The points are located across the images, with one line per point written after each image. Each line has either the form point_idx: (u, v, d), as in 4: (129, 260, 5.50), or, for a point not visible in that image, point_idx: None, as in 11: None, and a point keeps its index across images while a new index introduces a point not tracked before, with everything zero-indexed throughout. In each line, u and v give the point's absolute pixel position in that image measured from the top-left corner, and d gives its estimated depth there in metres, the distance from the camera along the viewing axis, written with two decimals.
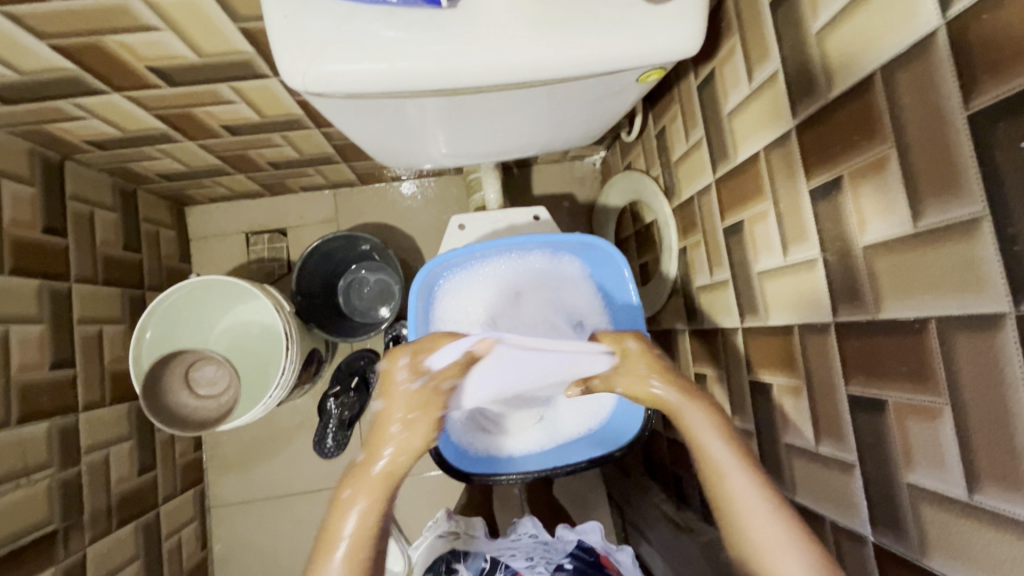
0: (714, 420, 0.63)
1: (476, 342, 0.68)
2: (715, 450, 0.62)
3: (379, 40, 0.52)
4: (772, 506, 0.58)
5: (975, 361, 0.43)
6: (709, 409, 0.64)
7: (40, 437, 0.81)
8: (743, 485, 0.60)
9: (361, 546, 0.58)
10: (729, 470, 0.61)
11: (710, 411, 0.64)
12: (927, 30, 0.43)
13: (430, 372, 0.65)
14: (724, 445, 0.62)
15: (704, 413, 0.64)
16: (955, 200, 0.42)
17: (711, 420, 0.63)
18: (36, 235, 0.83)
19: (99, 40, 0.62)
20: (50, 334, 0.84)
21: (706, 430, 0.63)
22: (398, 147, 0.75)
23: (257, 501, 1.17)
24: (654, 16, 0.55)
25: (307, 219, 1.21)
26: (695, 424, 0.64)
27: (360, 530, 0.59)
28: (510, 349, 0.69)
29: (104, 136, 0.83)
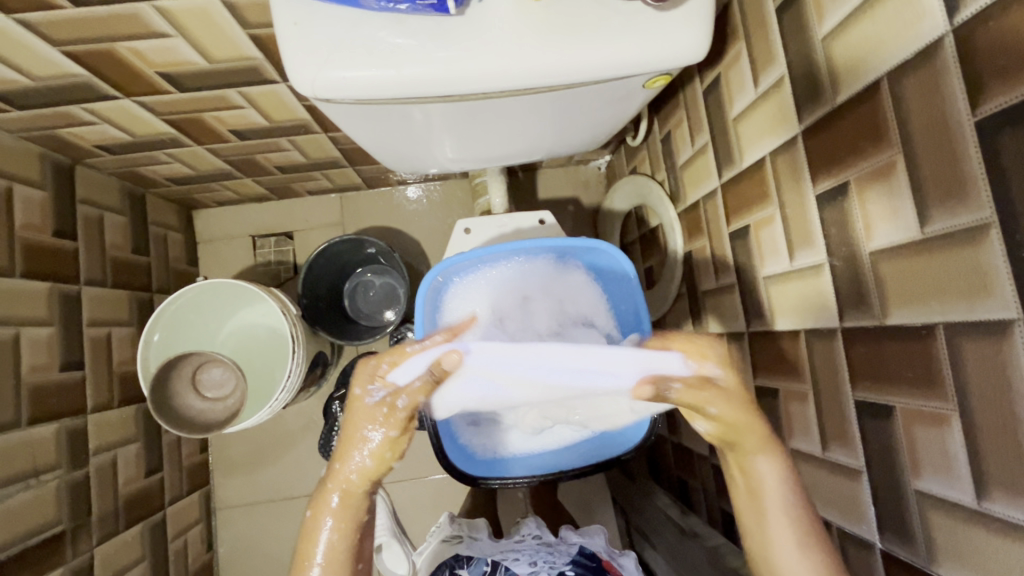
0: (781, 470, 0.60)
1: (444, 358, 0.64)
2: (770, 500, 0.60)
3: (388, 47, 0.52)
4: (807, 539, 0.57)
5: (983, 368, 0.43)
6: (771, 454, 0.60)
7: (49, 439, 0.81)
8: (777, 517, 0.59)
9: (335, 565, 0.60)
10: (772, 507, 0.59)
11: (780, 463, 0.60)
12: (934, 36, 0.43)
13: (396, 387, 0.63)
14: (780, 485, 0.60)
15: (769, 459, 0.60)
16: (962, 207, 0.42)
17: (776, 466, 0.60)
18: (47, 238, 0.83)
19: (111, 46, 0.63)
20: (59, 336, 0.85)
21: (774, 479, 0.60)
22: (405, 152, 0.75)
23: (262, 503, 1.18)
24: (661, 22, 0.55)
25: (313, 223, 1.21)
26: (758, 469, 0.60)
27: (332, 548, 0.60)
28: (480, 363, 0.64)
29: (114, 141, 0.84)
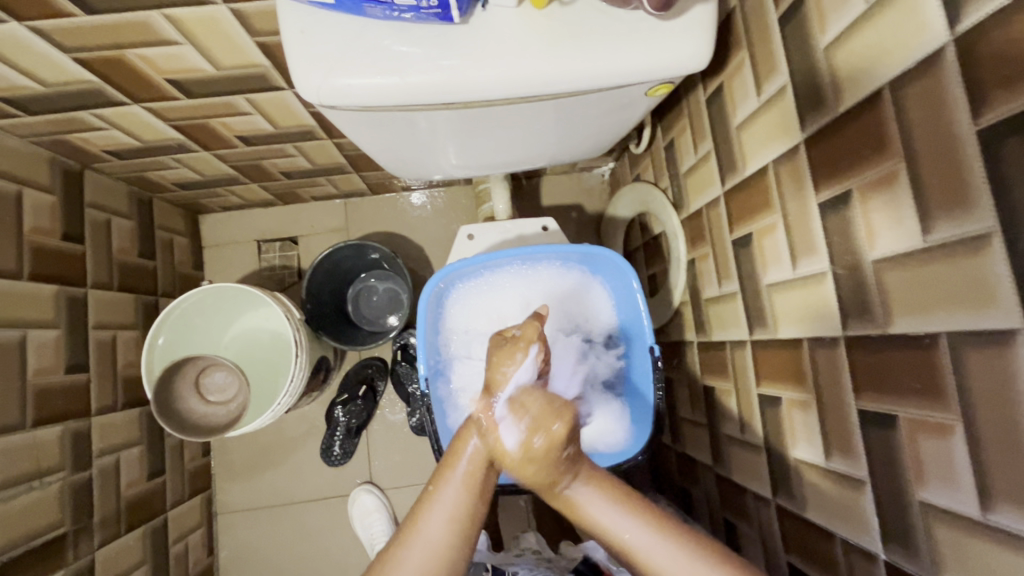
0: (604, 491, 0.60)
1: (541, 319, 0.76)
2: (604, 515, 0.59)
3: (392, 55, 0.53)
4: (670, 537, 0.57)
5: (986, 377, 0.42)
6: (589, 479, 0.60)
7: (53, 441, 0.82)
8: (623, 523, 0.59)
9: (481, 474, 0.61)
10: (624, 531, 0.58)
11: (602, 482, 0.61)
12: (934, 46, 0.44)
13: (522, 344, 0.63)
14: (620, 513, 0.59)
15: (583, 477, 0.60)
16: (965, 215, 0.42)
17: (599, 490, 0.60)
18: (55, 241, 0.84)
19: (121, 53, 0.64)
20: (66, 339, 0.85)
21: (595, 500, 0.60)
22: (409, 158, 0.76)
23: (263, 508, 1.18)
24: (664, 32, 0.55)
25: (318, 228, 1.22)
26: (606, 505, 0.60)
27: (480, 464, 0.60)
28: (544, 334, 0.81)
29: (123, 146, 0.85)
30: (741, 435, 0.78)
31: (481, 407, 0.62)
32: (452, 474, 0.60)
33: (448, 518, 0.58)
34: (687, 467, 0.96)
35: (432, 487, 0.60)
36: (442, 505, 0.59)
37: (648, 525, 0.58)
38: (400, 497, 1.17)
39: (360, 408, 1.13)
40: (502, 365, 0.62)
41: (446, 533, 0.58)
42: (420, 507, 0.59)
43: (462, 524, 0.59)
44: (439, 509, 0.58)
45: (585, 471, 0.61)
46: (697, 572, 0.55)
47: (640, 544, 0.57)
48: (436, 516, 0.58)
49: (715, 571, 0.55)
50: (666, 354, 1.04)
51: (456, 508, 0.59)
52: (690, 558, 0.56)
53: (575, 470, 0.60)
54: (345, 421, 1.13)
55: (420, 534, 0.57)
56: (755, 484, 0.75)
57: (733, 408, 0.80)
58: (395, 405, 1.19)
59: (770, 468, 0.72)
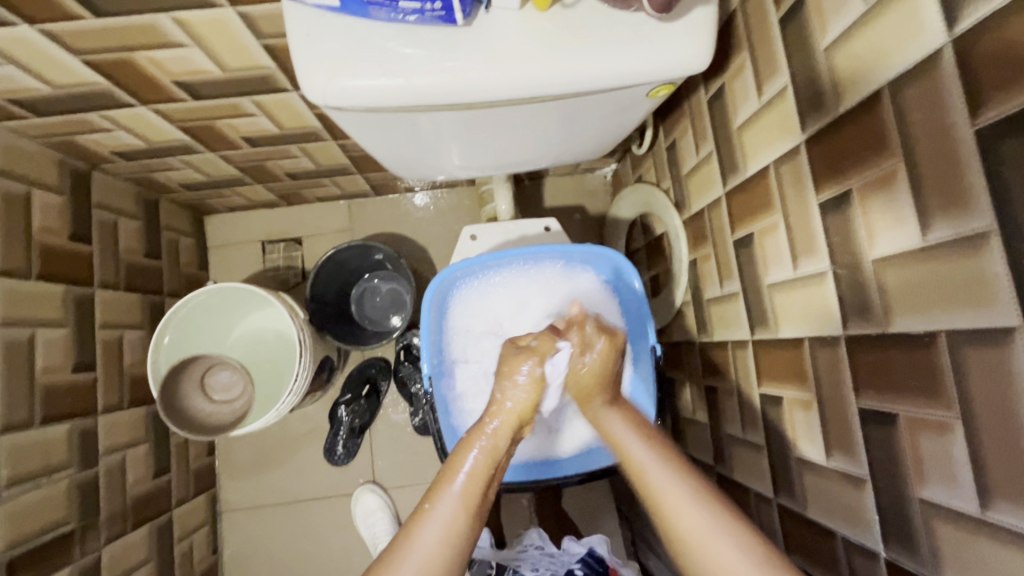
0: (627, 420, 0.68)
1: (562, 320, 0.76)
2: (629, 443, 0.65)
3: (397, 56, 0.53)
4: (678, 470, 0.60)
5: (985, 375, 0.43)
6: (620, 409, 0.70)
7: (61, 440, 0.83)
8: (642, 456, 0.63)
9: (476, 490, 0.62)
10: (640, 457, 0.63)
11: (626, 414, 0.70)
12: (932, 47, 0.44)
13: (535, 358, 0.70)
14: (639, 445, 0.64)
15: (615, 409, 0.70)
16: (963, 215, 0.43)
17: (623, 418, 0.69)
18: (63, 242, 0.85)
19: (130, 56, 0.65)
20: (73, 338, 0.86)
21: (622, 428, 0.67)
22: (412, 159, 0.77)
23: (267, 507, 1.18)
24: (665, 34, 0.56)
25: (322, 229, 1.23)
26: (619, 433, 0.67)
27: (475, 480, 0.63)
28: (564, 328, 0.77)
29: (130, 147, 0.86)
30: (743, 434, 0.78)
31: (491, 417, 0.68)
32: (446, 490, 0.61)
33: (443, 532, 0.58)
34: (689, 467, 0.97)
35: (427, 504, 0.61)
36: (436, 520, 0.59)
37: (658, 452, 0.63)
38: (403, 497, 1.18)
39: (364, 407, 1.15)
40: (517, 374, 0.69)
41: (440, 548, 0.57)
42: (413, 524, 0.59)
43: (456, 544, 0.58)
44: (434, 524, 0.59)
45: (619, 404, 0.71)
46: (692, 502, 0.57)
47: (650, 467, 0.61)
48: (431, 531, 0.58)
49: (707, 507, 0.56)
50: (668, 354, 1.04)
51: (451, 524, 0.59)
52: (688, 491, 0.57)
53: (613, 396, 0.71)
54: (348, 420, 1.14)
55: (415, 545, 0.57)
56: (757, 484, 0.76)
57: (735, 407, 0.80)
58: (398, 405, 1.20)
59: (772, 466, 0.72)
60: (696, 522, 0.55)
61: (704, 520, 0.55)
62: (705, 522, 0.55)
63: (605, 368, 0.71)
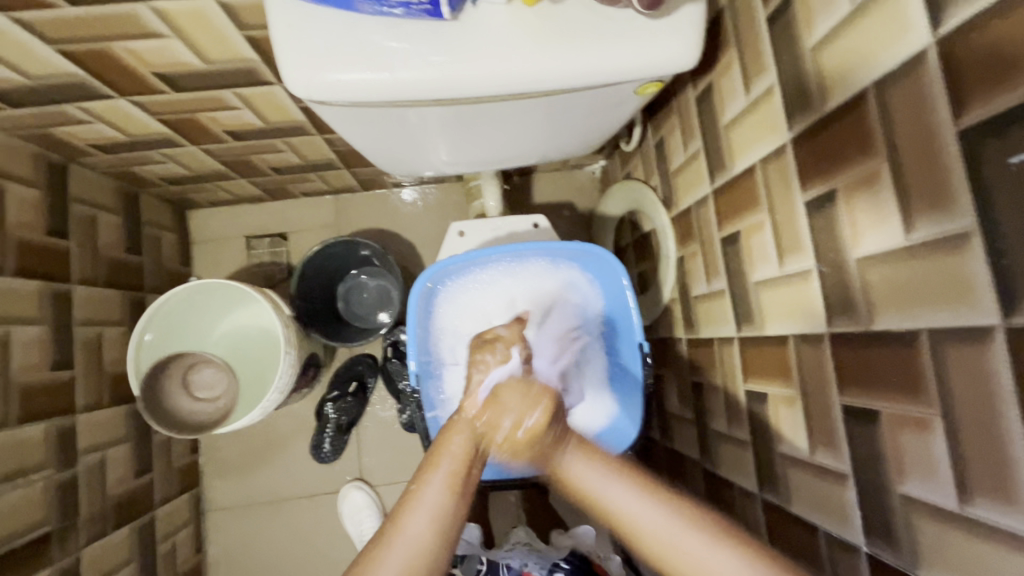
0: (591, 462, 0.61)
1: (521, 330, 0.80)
2: (595, 485, 0.59)
3: (382, 50, 0.53)
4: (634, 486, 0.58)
5: (965, 373, 0.43)
6: (581, 449, 0.62)
7: (38, 439, 0.81)
8: (611, 489, 0.58)
9: (463, 470, 0.61)
10: (607, 493, 0.58)
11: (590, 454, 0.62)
12: (917, 48, 0.44)
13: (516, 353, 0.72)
14: (605, 477, 0.59)
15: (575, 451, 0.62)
16: (945, 214, 0.43)
17: (590, 459, 0.61)
18: (40, 237, 0.83)
19: (107, 46, 0.63)
20: (50, 335, 0.84)
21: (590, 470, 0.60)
22: (398, 155, 0.76)
23: (252, 505, 1.17)
24: (652, 31, 0.56)
25: (307, 224, 1.21)
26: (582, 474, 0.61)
27: (461, 462, 0.62)
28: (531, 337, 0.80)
29: (109, 140, 0.84)
30: (728, 429, 0.79)
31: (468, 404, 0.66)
32: (434, 471, 0.61)
33: (431, 517, 0.57)
34: (675, 462, 0.97)
35: (412, 491, 0.59)
36: (424, 505, 0.58)
37: (634, 487, 0.58)
38: (390, 494, 1.17)
39: (351, 403, 1.14)
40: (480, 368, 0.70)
41: (429, 531, 0.57)
42: (401, 510, 0.58)
43: (445, 526, 0.58)
44: (422, 509, 0.58)
45: (578, 440, 0.63)
46: (650, 506, 0.57)
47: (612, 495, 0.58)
48: (419, 515, 0.57)
49: (664, 505, 0.56)
50: (655, 350, 1.05)
51: (440, 507, 0.58)
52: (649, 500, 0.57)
53: (568, 439, 0.63)
54: (335, 417, 1.13)
55: (404, 534, 0.56)
56: (742, 480, 0.76)
57: (721, 403, 0.81)
58: (385, 402, 1.19)
59: (757, 463, 0.73)
60: (655, 529, 0.55)
61: (661, 523, 0.55)
62: (665, 526, 0.55)
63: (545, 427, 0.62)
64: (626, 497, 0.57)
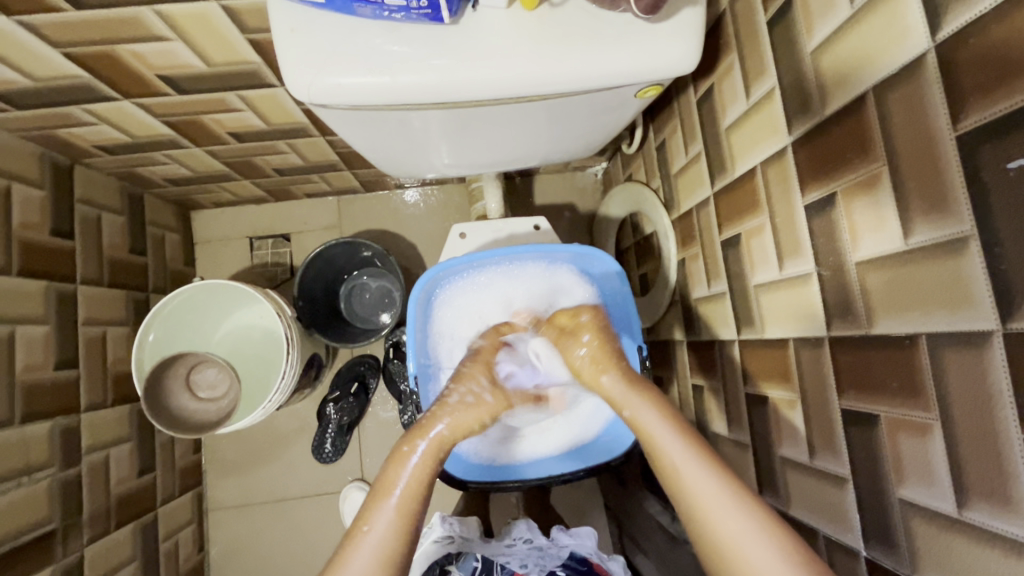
0: (657, 409, 0.65)
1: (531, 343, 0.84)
2: (666, 440, 0.62)
3: (383, 54, 0.53)
4: (724, 483, 0.57)
5: (963, 377, 0.43)
6: (653, 403, 0.66)
7: (42, 438, 0.82)
8: (669, 445, 0.61)
9: (411, 504, 0.61)
10: (677, 454, 0.61)
11: (653, 399, 0.67)
12: (916, 52, 0.44)
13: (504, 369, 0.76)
14: (662, 427, 0.63)
15: (643, 403, 0.67)
16: (943, 220, 0.43)
17: (661, 416, 0.64)
18: (45, 237, 0.84)
19: (111, 49, 0.64)
20: (55, 335, 0.85)
21: (652, 419, 0.65)
22: (400, 157, 0.76)
23: (253, 504, 1.18)
24: (652, 34, 0.56)
25: (310, 225, 1.22)
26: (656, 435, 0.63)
27: (410, 491, 0.62)
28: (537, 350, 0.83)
29: (113, 141, 0.85)
30: (728, 432, 0.79)
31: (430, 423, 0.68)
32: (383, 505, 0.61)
33: (374, 553, 0.57)
34: None
35: (362, 520, 0.60)
36: (372, 536, 0.59)
37: (704, 464, 0.59)
38: None
39: (353, 404, 1.13)
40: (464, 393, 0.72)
41: (373, 566, 0.57)
42: (348, 544, 0.59)
43: (390, 559, 0.58)
44: (367, 544, 0.58)
45: (642, 394, 0.67)
46: (734, 505, 0.56)
47: (686, 467, 0.59)
48: (364, 549, 0.58)
49: (747, 509, 0.55)
50: (657, 352, 1.05)
51: (384, 544, 0.58)
52: (732, 496, 0.56)
53: (641, 386, 0.69)
54: (337, 417, 1.12)
55: (347, 567, 0.56)
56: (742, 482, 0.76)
57: (722, 406, 0.81)
58: (387, 402, 1.20)
59: (757, 467, 0.73)
60: (730, 528, 0.55)
61: (741, 524, 0.54)
62: (740, 526, 0.55)
63: (605, 353, 0.73)
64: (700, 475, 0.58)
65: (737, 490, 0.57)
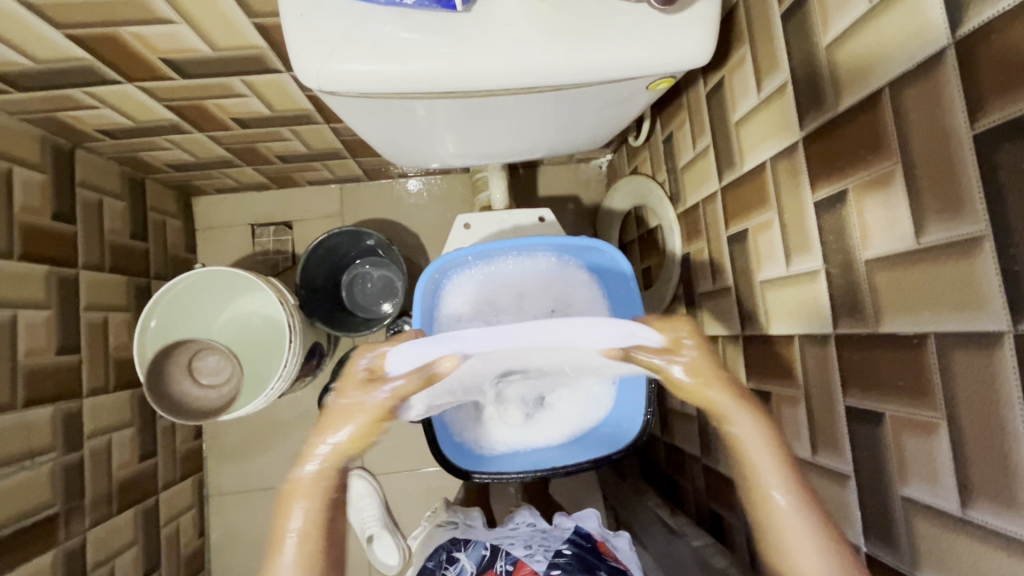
0: (764, 429, 0.59)
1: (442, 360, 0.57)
2: (754, 452, 0.59)
3: (393, 41, 0.52)
4: (793, 492, 0.56)
5: (972, 377, 0.43)
6: (759, 419, 0.59)
7: (44, 422, 0.81)
8: (764, 464, 0.58)
9: (311, 550, 0.59)
10: (761, 465, 0.58)
11: (759, 418, 0.59)
12: (935, 49, 0.44)
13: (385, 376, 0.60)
14: (760, 451, 0.59)
15: (752, 419, 0.59)
16: (958, 219, 0.43)
17: (762, 431, 0.59)
18: (46, 222, 0.83)
19: (114, 30, 0.63)
20: (57, 320, 0.85)
21: (753, 439, 0.59)
22: (406, 146, 0.75)
23: (254, 490, 1.18)
24: (665, 25, 0.55)
25: (312, 213, 1.21)
26: (745, 442, 0.59)
27: (306, 539, 0.59)
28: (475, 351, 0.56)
29: (115, 125, 0.84)
30: None
31: (310, 452, 0.60)
32: (279, 562, 0.58)
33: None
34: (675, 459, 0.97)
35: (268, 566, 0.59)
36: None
37: (778, 464, 0.58)
38: (391, 482, 1.18)
39: None
40: (348, 415, 0.59)
41: None
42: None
43: None
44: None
45: (756, 412, 0.60)
46: (803, 520, 0.55)
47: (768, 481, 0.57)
48: None
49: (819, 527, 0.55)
50: None
51: None
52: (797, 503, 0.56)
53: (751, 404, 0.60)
54: None
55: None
56: None
57: None
58: None
59: None
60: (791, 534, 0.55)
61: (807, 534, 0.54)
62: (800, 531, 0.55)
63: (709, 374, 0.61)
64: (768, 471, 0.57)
65: (795, 493, 0.56)
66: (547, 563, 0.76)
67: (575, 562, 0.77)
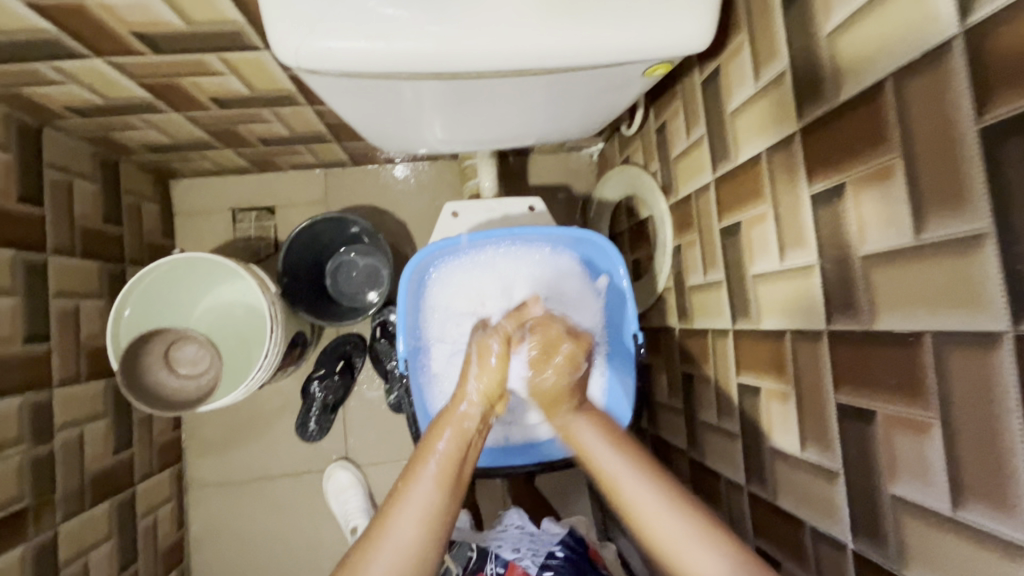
0: (596, 429, 0.68)
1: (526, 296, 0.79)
2: (598, 450, 0.65)
3: (377, 18, 0.49)
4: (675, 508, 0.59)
5: (968, 378, 0.42)
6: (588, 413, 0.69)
7: (11, 414, 0.78)
8: (610, 463, 0.64)
9: (452, 469, 0.62)
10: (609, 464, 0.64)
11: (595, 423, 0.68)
12: (942, 38, 0.42)
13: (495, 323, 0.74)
14: (615, 460, 0.64)
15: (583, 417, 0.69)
16: (960, 215, 0.42)
17: (592, 427, 0.68)
18: (11, 204, 0.79)
19: (80, 2, 0.59)
20: (24, 306, 0.81)
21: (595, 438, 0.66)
22: (392, 130, 0.73)
23: (233, 482, 1.16)
24: (661, 8, 0.53)
25: (295, 198, 1.18)
26: (586, 442, 0.67)
27: (449, 459, 0.63)
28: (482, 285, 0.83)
29: (86, 103, 0.80)
30: (717, 420, 0.78)
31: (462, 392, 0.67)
32: (421, 473, 0.61)
33: (419, 515, 0.59)
34: (661, 452, 0.97)
35: (400, 491, 0.60)
36: (412, 504, 0.59)
37: (625, 459, 0.63)
38: (375, 473, 1.17)
39: (337, 383, 1.12)
40: (486, 355, 0.69)
41: (414, 533, 0.58)
42: (389, 507, 0.60)
43: (422, 542, 0.58)
44: (410, 508, 0.59)
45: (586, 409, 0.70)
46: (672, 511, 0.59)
47: (624, 477, 0.62)
48: (405, 517, 0.59)
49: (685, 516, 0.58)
50: (647, 338, 1.04)
51: (427, 505, 0.60)
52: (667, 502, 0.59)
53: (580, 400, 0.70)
54: (321, 396, 1.11)
55: (392, 533, 0.58)
56: (729, 471, 0.76)
57: (711, 394, 0.80)
58: (372, 382, 1.17)
59: (745, 456, 0.72)
60: (670, 531, 0.58)
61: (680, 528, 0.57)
62: (677, 527, 0.58)
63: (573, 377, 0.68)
64: (619, 466, 0.63)
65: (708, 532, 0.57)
66: (539, 564, 0.76)
67: (567, 564, 0.76)
